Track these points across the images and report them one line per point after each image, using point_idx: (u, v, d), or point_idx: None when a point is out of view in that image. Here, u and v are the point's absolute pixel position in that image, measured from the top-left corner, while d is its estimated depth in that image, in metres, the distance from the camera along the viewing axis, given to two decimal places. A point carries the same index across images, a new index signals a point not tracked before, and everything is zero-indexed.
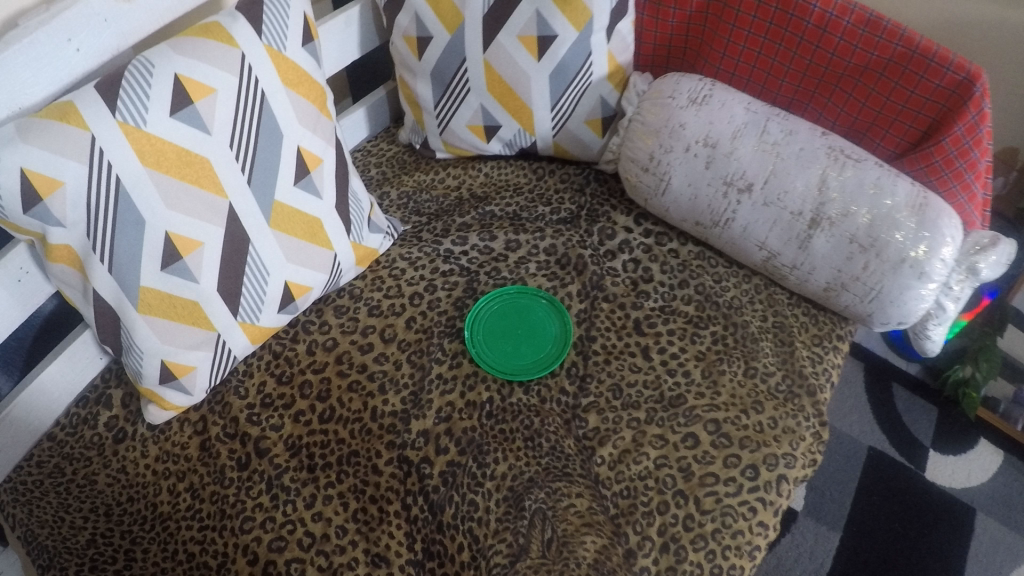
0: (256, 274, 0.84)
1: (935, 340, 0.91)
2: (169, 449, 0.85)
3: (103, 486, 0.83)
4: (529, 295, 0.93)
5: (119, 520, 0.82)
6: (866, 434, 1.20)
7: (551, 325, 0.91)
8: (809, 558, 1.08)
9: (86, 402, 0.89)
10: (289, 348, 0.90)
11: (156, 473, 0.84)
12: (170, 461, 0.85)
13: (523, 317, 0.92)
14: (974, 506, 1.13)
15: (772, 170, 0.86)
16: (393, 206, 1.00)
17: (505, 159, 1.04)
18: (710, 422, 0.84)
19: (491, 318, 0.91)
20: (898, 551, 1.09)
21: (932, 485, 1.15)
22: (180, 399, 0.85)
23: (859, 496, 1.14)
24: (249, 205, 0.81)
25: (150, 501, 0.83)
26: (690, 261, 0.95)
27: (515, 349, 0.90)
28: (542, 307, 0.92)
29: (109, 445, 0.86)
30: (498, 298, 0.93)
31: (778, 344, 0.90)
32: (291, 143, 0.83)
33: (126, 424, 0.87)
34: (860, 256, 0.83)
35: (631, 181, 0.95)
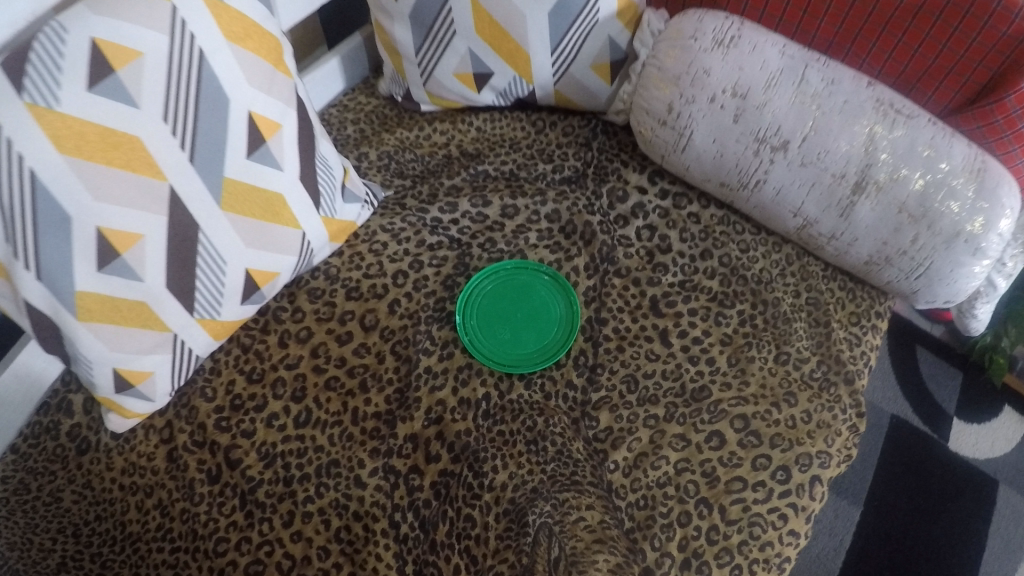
0: (212, 265, 0.73)
1: (981, 319, 0.79)
2: (135, 461, 0.76)
3: (70, 504, 0.76)
4: (530, 270, 0.82)
5: (88, 542, 0.75)
6: (889, 400, 1.11)
7: (555, 305, 0.81)
8: (828, 536, 1.01)
9: (46, 408, 0.79)
10: (259, 340, 0.80)
11: (123, 487, 0.76)
12: (136, 474, 0.76)
13: (523, 297, 0.81)
14: (997, 478, 1.05)
15: (813, 126, 0.73)
16: (372, 168, 0.87)
17: (498, 109, 0.90)
18: (737, 419, 0.74)
19: (486, 299, 0.81)
20: (919, 527, 1.01)
21: (955, 456, 1.06)
22: (139, 406, 0.76)
23: (880, 466, 1.06)
24: (195, 187, 0.69)
25: (119, 520, 0.76)
26: (713, 227, 0.83)
27: (513, 336, 0.80)
28: (545, 283, 0.81)
29: (73, 458, 0.77)
30: (494, 275, 0.82)
31: (810, 324, 0.79)
32: (240, 109, 0.70)
33: (90, 433, 0.78)
34: (909, 228, 0.72)
35: (645, 136, 0.83)
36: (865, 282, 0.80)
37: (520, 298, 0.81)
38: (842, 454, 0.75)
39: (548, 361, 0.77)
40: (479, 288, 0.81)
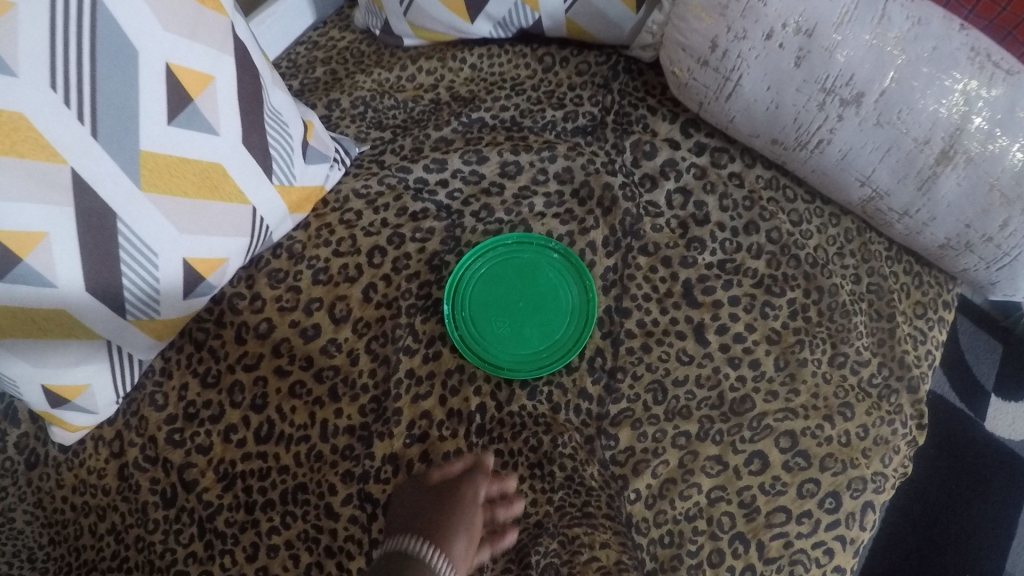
0: (141, 258, 0.59)
1: None
2: (84, 478, 0.66)
3: (23, 526, 0.67)
4: (536, 247, 0.67)
5: (43, 570, 0.66)
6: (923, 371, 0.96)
7: (566, 294, 0.66)
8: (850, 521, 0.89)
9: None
10: (214, 335, 0.67)
11: (76, 507, 0.66)
12: (88, 494, 0.66)
13: (526, 282, 0.67)
14: None
15: (895, 77, 0.57)
16: (345, 118, 0.72)
17: (496, 42, 0.74)
18: (784, 436, 0.62)
19: (483, 281, 0.67)
20: (949, 513, 0.89)
21: (990, 436, 0.93)
22: (83, 420, 0.65)
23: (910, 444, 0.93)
24: (105, 168, 0.54)
25: (73, 545, 0.66)
26: (759, 191, 0.68)
27: (514, 331, 0.66)
28: (554, 265, 0.67)
29: (21, 473, 0.69)
30: (492, 252, 0.67)
31: (870, 317, 0.66)
32: (155, 64, 0.55)
33: (37, 445, 0.69)
34: (1000, 211, 0.58)
35: (680, 78, 0.66)
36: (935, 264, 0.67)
37: (523, 282, 0.67)
38: (897, 473, 0.64)
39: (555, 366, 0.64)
40: (474, 270, 0.67)
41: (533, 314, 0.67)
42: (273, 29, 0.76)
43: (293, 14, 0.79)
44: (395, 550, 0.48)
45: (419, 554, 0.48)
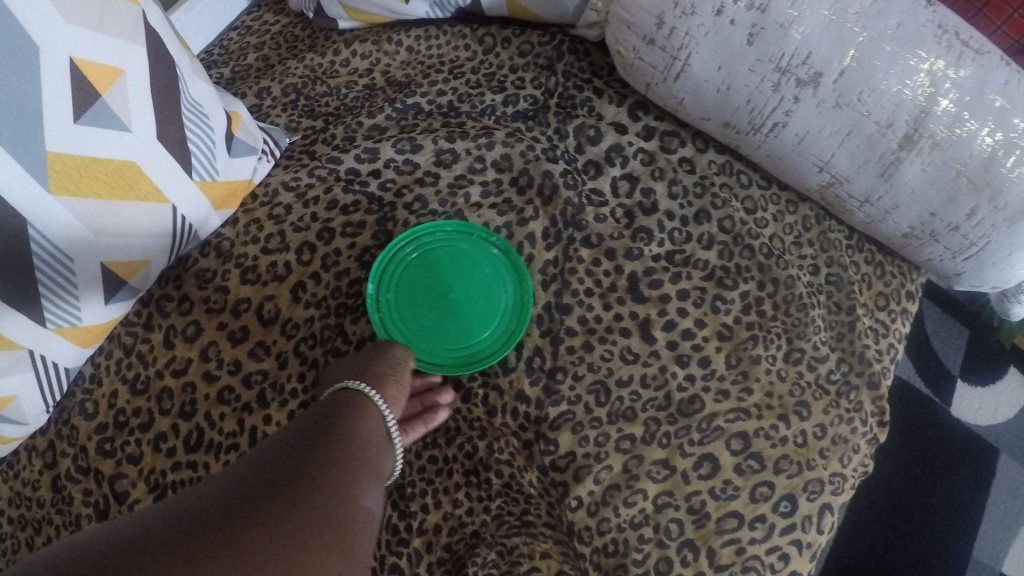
0: (56, 264, 0.56)
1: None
2: (20, 491, 0.64)
3: None
4: (477, 238, 0.64)
5: None
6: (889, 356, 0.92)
7: (500, 290, 0.63)
8: None
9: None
10: (142, 339, 0.64)
11: (12, 521, 0.64)
12: (23, 507, 0.64)
13: (461, 272, 0.64)
14: (1000, 446, 0.88)
15: (857, 53, 0.52)
16: (275, 107, 0.68)
17: (433, 23, 0.70)
18: (736, 438, 0.58)
19: (416, 266, 0.64)
20: (914, 501, 0.85)
21: (956, 422, 0.89)
22: (12, 431, 0.62)
23: None
24: (10, 171, 0.50)
25: (11, 559, 0.64)
26: (710, 176, 0.64)
27: (440, 324, 0.64)
28: (492, 259, 0.64)
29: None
30: (429, 235, 0.64)
31: (830, 309, 0.62)
32: (56, 58, 0.51)
33: None
34: (966, 198, 0.53)
35: (625, 58, 0.61)
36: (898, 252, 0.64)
37: (458, 273, 0.64)
38: (859, 472, 0.60)
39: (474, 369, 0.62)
40: (406, 253, 0.63)
41: (464, 308, 0.64)
42: (196, 22, 0.73)
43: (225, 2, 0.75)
44: (341, 390, 0.55)
45: (361, 390, 0.55)
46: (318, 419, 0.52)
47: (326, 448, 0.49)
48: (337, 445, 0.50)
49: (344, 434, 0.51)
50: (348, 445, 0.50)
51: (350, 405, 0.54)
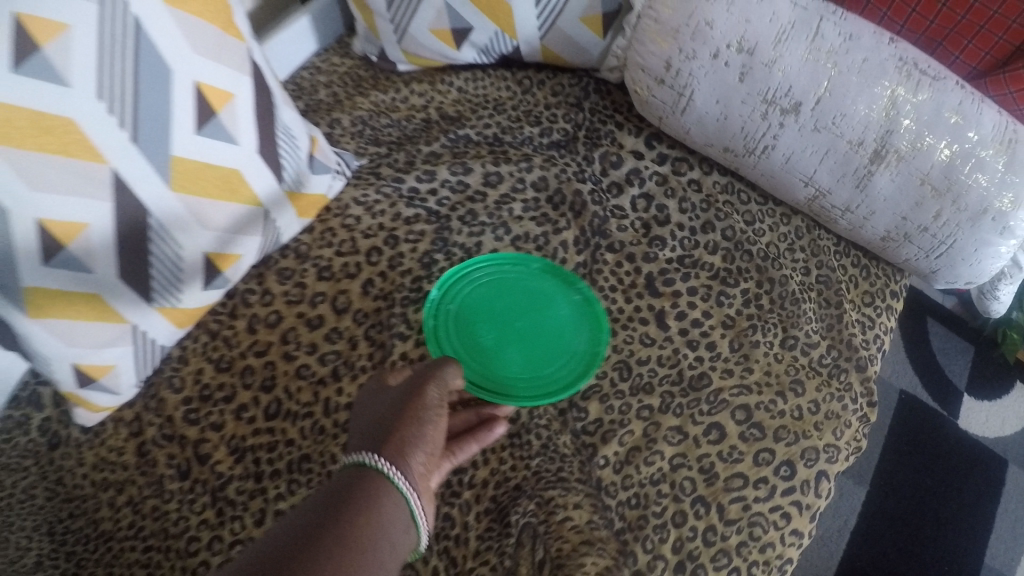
0: (166, 251, 0.67)
1: (1002, 301, 0.73)
2: (104, 455, 0.72)
3: (44, 502, 0.72)
4: (556, 276, 0.73)
5: (61, 542, 0.69)
6: (899, 376, 1.08)
7: (573, 332, 0.70)
8: (832, 516, 0.96)
9: (14, 403, 0.77)
10: (227, 325, 0.74)
11: (95, 483, 0.71)
12: (108, 470, 0.72)
13: (529, 308, 0.71)
14: (1006, 458, 1.03)
15: (829, 86, 0.65)
16: (346, 135, 0.80)
17: (481, 68, 0.84)
18: (739, 410, 0.69)
19: (484, 290, 0.72)
20: (926, 508, 0.97)
21: (964, 433, 1.04)
22: (104, 400, 0.72)
23: (887, 448, 1.01)
24: (141, 168, 0.63)
25: (92, 518, 0.70)
26: (715, 196, 0.77)
27: (510, 344, 0.70)
28: (569, 302, 0.72)
29: (44, 453, 0.74)
30: (506, 267, 0.73)
31: (820, 304, 0.73)
32: (185, 82, 0.64)
33: (59, 428, 0.75)
34: (932, 203, 0.65)
35: (641, 95, 0.75)
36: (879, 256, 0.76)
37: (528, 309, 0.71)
38: (851, 445, 0.70)
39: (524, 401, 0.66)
40: (479, 277, 0.72)
41: (529, 344, 0.70)
42: (283, 52, 0.83)
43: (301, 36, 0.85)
44: (359, 462, 0.50)
45: (376, 466, 0.50)
46: (327, 500, 0.48)
47: (318, 547, 0.45)
48: (337, 537, 0.46)
49: (349, 523, 0.46)
50: (350, 537, 0.46)
51: (362, 484, 0.49)
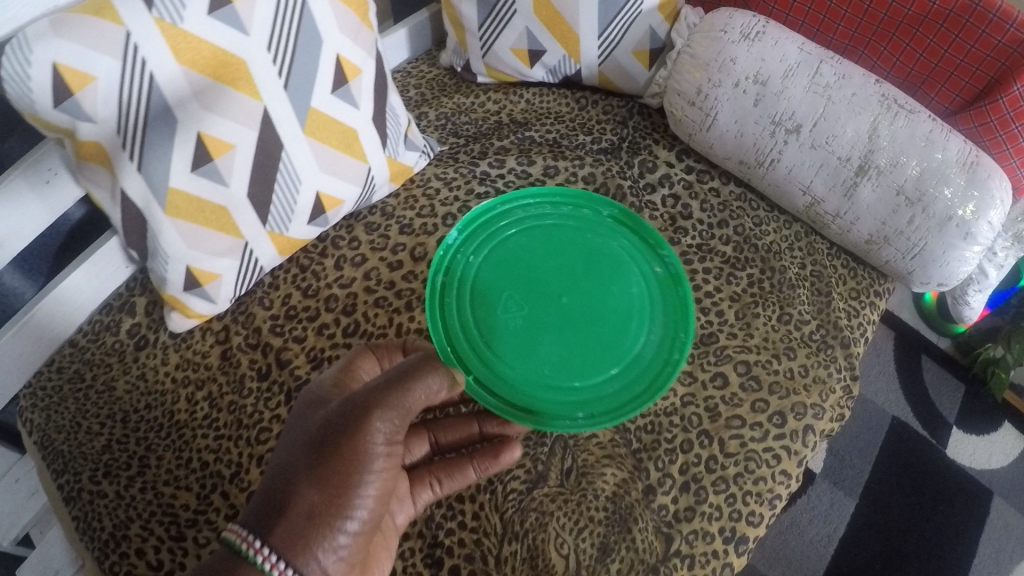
0: (288, 182, 0.82)
1: (974, 306, 0.90)
2: (189, 357, 0.87)
3: (122, 393, 0.85)
4: (626, 234, 0.83)
5: (135, 427, 0.83)
6: (892, 403, 1.26)
7: (643, 325, 0.76)
8: (822, 521, 1.14)
9: (109, 309, 0.90)
10: (317, 262, 0.90)
11: (175, 381, 0.86)
12: (190, 369, 0.86)
13: (588, 281, 0.78)
14: (991, 490, 1.19)
15: (823, 113, 0.81)
16: (430, 127, 0.98)
17: (547, 86, 1.01)
18: (741, 364, 0.83)
19: (531, 247, 0.80)
20: (914, 524, 1.15)
21: (950, 462, 1.21)
22: (203, 307, 0.85)
23: (878, 465, 1.19)
24: (285, 111, 0.79)
25: (168, 408, 0.84)
26: (731, 202, 0.93)
27: (560, 325, 0.75)
28: (642, 275, 0.80)
29: (130, 352, 0.88)
30: (570, 219, 0.83)
31: (814, 293, 0.88)
32: (330, 53, 0.80)
33: (149, 332, 0.89)
34: (906, 210, 0.79)
35: (677, 116, 0.91)
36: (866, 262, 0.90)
37: (591, 288, 0.77)
38: (836, 411, 0.83)
39: (553, 425, 0.71)
40: (525, 237, 0.81)
41: (576, 336, 0.75)
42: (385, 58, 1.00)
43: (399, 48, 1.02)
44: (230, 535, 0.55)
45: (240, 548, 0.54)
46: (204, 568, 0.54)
47: None
48: None
49: None
50: None
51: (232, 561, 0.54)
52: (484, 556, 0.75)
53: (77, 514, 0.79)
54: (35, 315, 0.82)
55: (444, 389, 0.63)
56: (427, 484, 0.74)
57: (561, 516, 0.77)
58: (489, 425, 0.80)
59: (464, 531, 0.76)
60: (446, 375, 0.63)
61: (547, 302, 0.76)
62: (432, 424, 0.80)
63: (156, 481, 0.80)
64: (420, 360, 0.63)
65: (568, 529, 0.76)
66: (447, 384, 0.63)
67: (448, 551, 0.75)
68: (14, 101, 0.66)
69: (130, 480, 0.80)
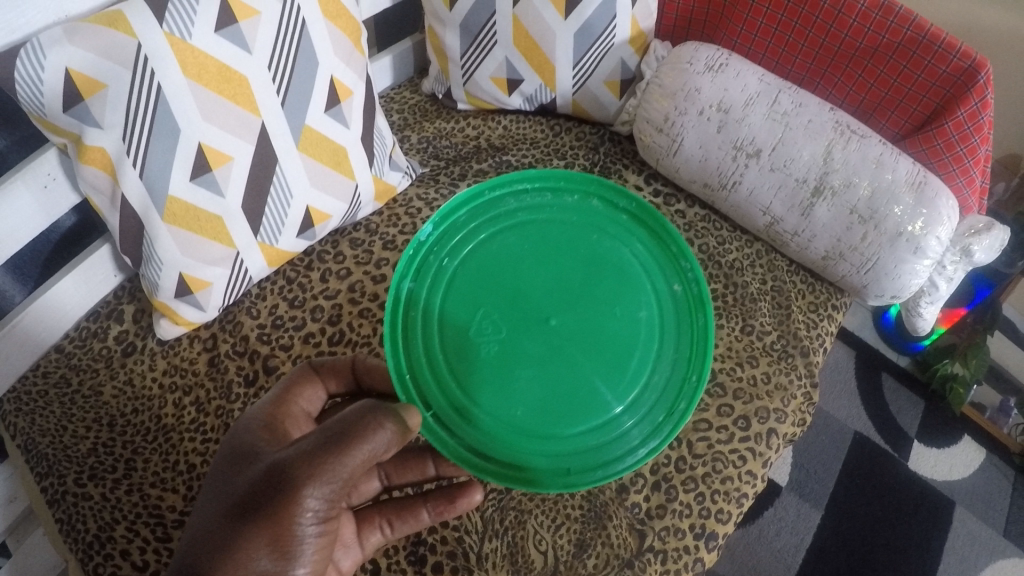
0: (281, 196, 0.86)
1: (927, 318, 0.96)
2: (177, 363, 0.90)
3: (109, 398, 0.88)
4: (644, 235, 0.71)
5: (122, 430, 0.85)
6: (854, 419, 1.34)
7: (647, 360, 0.66)
8: (790, 532, 1.21)
9: (97, 316, 0.93)
10: (302, 275, 0.94)
11: (162, 386, 0.88)
12: (177, 375, 0.89)
13: (586, 298, 0.66)
14: (955, 500, 1.27)
15: (781, 138, 0.88)
16: (413, 150, 1.04)
17: (524, 113, 1.07)
18: (706, 371, 0.88)
19: (523, 251, 0.68)
20: (880, 535, 1.22)
21: (913, 474, 1.29)
22: (193, 315, 0.89)
23: (842, 478, 1.27)
24: (281, 126, 0.83)
25: (156, 412, 0.87)
26: (696, 223, 0.99)
27: (545, 360, 0.64)
28: (653, 291, 0.69)
29: (118, 358, 0.90)
30: (574, 214, 0.71)
31: (776, 306, 0.94)
32: (325, 74, 0.85)
33: (136, 338, 0.92)
34: (860, 227, 0.86)
35: (645, 141, 0.98)
36: (823, 279, 0.96)
37: (590, 308, 0.66)
38: (797, 415, 0.88)
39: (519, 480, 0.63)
40: (516, 235, 0.70)
41: (563, 374, 0.64)
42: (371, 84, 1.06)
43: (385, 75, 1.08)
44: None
45: None
46: None
47: None
48: None
49: None
50: None
51: None
52: (466, 553, 0.77)
53: (61, 516, 0.79)
54: (24, 319, 0.84)
55: (393, 444, 0.56)
56: (377, 526, 0.71)
57: (539, 514, 0.81)
58: (442, 462, 0.75)
59: (446, 529, 0.78)
60: (393, 436, 0.56)
61: (532, 326, 0.65)
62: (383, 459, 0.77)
63: (142, 484, 0.82)
64: (356, 419, 0.55)
65: (547, 526, 0.80)
66: (398, 438, 0.56)
67: (431, 549, 0.77)
68: (25, 104, 0.70)
69: (115, 482, 0.81)
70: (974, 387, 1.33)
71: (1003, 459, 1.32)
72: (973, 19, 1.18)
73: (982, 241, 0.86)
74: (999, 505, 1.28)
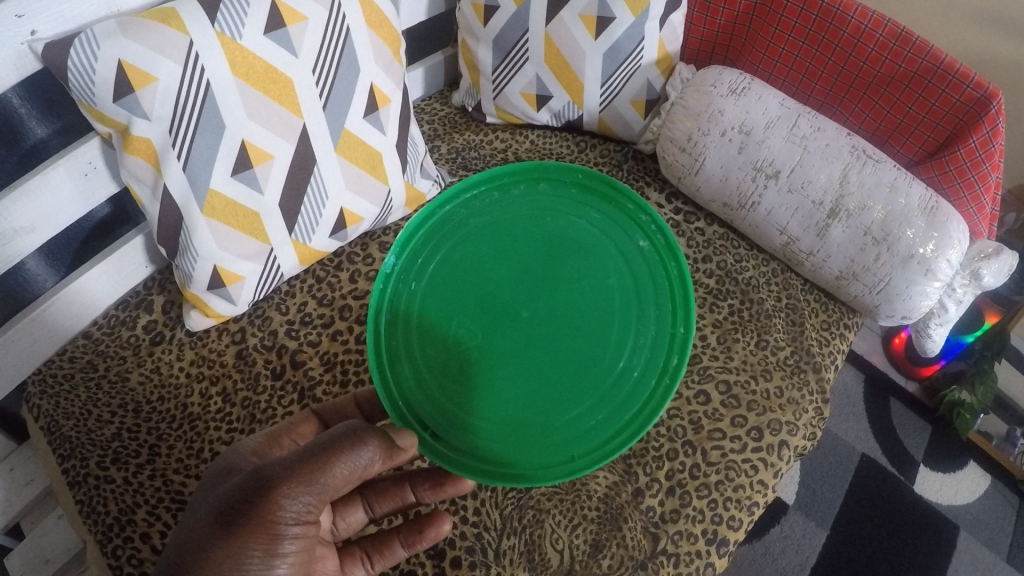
0: (316, 197, 0.89)
1: (935, 339, 0.99)
2: (205, 354, 0.92)
3: (135, 385, 0.90)
4: (597, 203, 0.72)
5: (147, 417, 0.87)
6: (861, 441, 1.37)
7: (626, 329, 0.66)
8: (795, 550, 1.24)
9: (126, 305, 0.95)
10: (331, 274, 0.98)
11: (189, 376, 0.91)
12: (205, 366, 0.91)
13: (554, 284, 0.66)
14: (959, 525, 1.30)
15: (799, 160, 0.91)
16: (442, 159, 1.08)
17: (550, 129, 1.11)
18: (721, 382, 0.91)
19: (486, 250, 0.68)
20: (883, 557, 1.25)
21: (917, 497, 1.31)
22: (224, 308, 0.91)
23: (848, 499, 1.30)
24: (321, 129, 0.86)
25: (181, 401, 0.89)
26: (715, 240, 1.02)
27: (527, 354, 0.64)
28: (622, 254, 0.69)
29: (145, 346, 0.92)
30: (525, 203, 0.71)
31: (789, 323, 0.97)
32: (366, 81, 0.89)
33: (165, 329, 0.94)
34: (873, 249, 0.89)
35: (668, 160, 1.01)
36: (837, 298, 0.99)
37: (558, 294, 0.66)
38: (808, 429, 0.91)
39: (526, 474, 0.61)
40: (473, 239, 0.69)
41: (548, 367, 0.64)
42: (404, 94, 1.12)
43: (418, 87, 1.14)
44: None
45: None
46: None
47: None
48: None
49: None
50: None
51: None
52: (484, 549, 0.79)
53: (82, 498, 0.81)
54: (54, 304, 0.86)
55: (378, 462, 0.57)
56: (358, 561, 0.71)
57: (557, 515, 0.83)
58: (421, 490, 0.74)
59: (466, 525, 0.80)
60: (379, 451, 0.57)
61: (503, 321, 0.65)
62: (366, 489, 0.76)
63: (166, 469, 0.83)
64: (340, 437, 0.57)
65: (564, 526, 0.82)
66: (381, 453, 0.58)
67: (450, 543, 0.79)
68: (76, 92, 0.73)
69: (138, 467, 0.83)
70: (981, 415, 1.36)
71: (1007, 485, 1.35)
72: (988, 50, 1.23)
73: (991, 264, 0.89)
74: (1002, 529, 1.31)
